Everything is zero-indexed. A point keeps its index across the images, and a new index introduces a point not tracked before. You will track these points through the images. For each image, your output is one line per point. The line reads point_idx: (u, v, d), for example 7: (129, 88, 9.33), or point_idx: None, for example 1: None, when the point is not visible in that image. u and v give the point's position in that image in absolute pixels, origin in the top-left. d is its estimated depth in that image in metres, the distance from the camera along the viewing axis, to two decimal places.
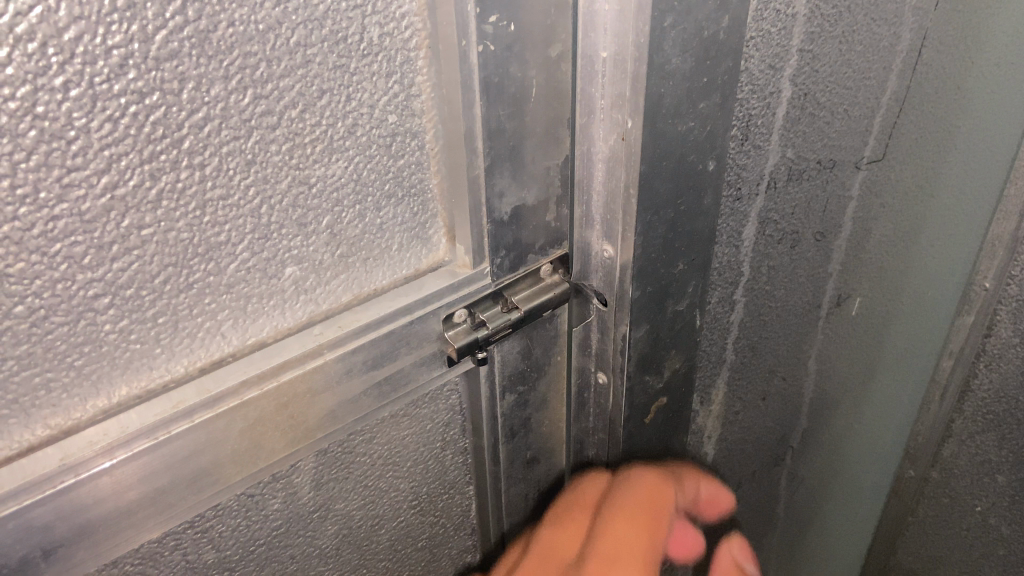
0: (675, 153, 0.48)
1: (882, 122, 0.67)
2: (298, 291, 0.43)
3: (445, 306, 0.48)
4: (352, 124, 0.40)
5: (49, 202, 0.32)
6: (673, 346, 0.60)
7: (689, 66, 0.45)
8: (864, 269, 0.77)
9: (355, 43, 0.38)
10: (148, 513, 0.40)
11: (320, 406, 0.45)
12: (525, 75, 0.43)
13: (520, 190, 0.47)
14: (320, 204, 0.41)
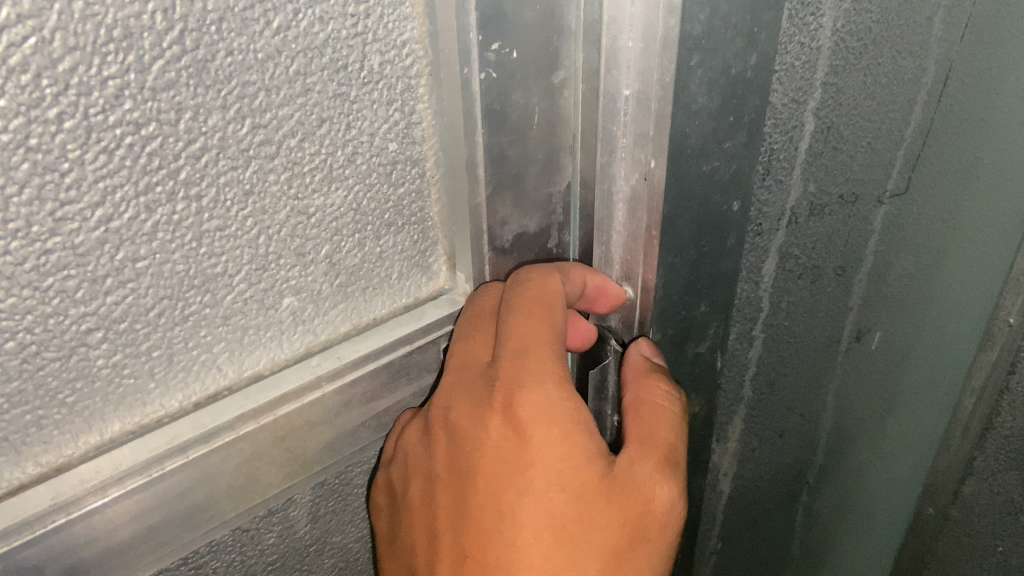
0: (699, 194, 0.46)
1: (906, 155, 0.65)
2: (296, 322, 0.43)
3: (441, 334, 0.50)
4: (352, 152, 0.39)
5: (42, 236, 0.31)
6: (694, 389, 0.57)
7: (716, 104, 0.43)
8: (885, 303, 0.75)
9: (355, 71, 0.37)
10: (142, 550, 0.40)
11: (317, 438, 0.45)
12: (531, 102, 0.42)
13: (522, 217, 0.47)
14: (318, 233, 0.41)
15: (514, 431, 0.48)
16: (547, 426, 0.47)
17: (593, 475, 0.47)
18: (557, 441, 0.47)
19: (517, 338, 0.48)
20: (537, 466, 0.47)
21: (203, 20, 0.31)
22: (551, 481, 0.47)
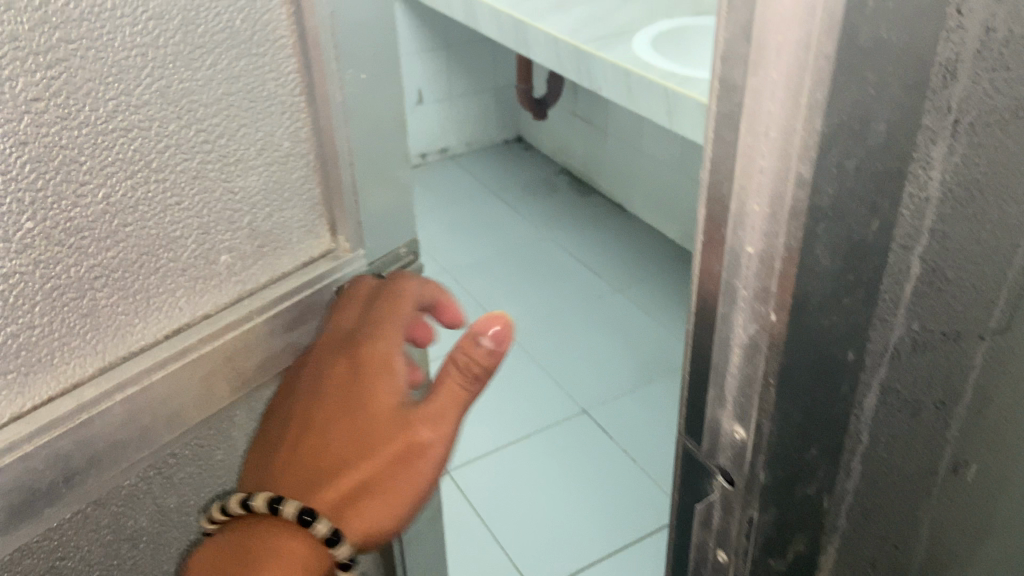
0: (816, 346, 0.47)
1: (1008, 294, 0.66)
2: (229, 273, 0.58)
3: (334, 282, 0.64)
4: (261, 149, 0.56)
5: (67, 207, 0.46)
6: (799, 529, 0.57)
7: (839, 266, 0.45)
8: (983, 436, 0.74)
9: (261, 92, 0.55)
10: (136, 445, 0.52)
11: (254, 361, 0.59)
12: (373, 105, 0.63)
13: (377, 190, 0.66)
14: (241, 206, 0.57)
15: (354, 375, 0.64)
16: (377, 382, 0.64)
17: (389, 422, 0.64)
18: (379, 391, 0.64)
19: (376, 319, 0.64)
20: (362, 403, 0.64)
21: (164, 58, 0.48)
22: (364, 416, 0.64)
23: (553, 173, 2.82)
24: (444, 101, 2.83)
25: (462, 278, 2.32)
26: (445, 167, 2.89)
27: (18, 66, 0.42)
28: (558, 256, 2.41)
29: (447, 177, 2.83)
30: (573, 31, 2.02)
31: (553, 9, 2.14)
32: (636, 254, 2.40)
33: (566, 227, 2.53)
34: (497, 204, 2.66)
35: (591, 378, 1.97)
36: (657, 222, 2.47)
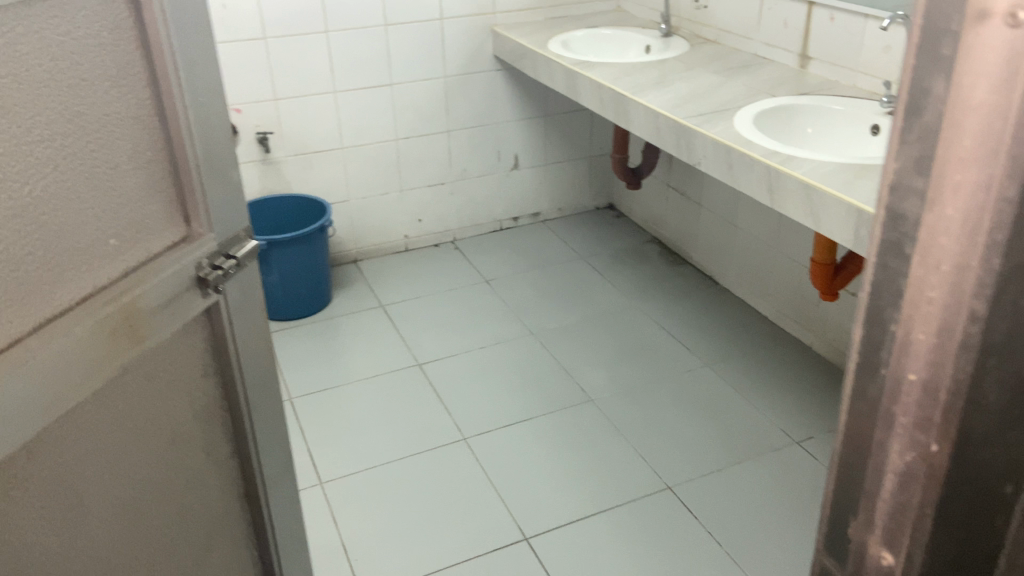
0: (979, 480, 0.45)
1: None
2: (119, 251, 0.72)
3: (187, 255, 0.78)
4: (135, 156, 0.71)
5: (28, 196, 0.62)
6: None
7: (1006, 400, 0.43)
8: None
9: (134, 110, 0.70)
10: (65, 375, 0.65)
11: (141, 321, 0.73)
12: (208, 117, 0.78)
13: (217, 184, 0.81)
14: (126, 198, 0.71)
15: None
16: None
17: None
18: None
19: None
20: None
21: (72, 84, 0.64)
22: None
23: (644, 242, 2.83)
24: (539, 166, 2.90)
25: (548, 342, 2.34)
26: (536, 230, 2.95)
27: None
28: (646, 325, 2.40)
29: (538, 240, 2.88)
30: (674, 107, 2.03)
31: (655, 84, 2.16)
32: (726, 328, 2.37)
33: (656, 296, 2.53)
34: (586, 269, 2.68)
35: (675, 454, 1.94)
36: (750, 297, 2.45)
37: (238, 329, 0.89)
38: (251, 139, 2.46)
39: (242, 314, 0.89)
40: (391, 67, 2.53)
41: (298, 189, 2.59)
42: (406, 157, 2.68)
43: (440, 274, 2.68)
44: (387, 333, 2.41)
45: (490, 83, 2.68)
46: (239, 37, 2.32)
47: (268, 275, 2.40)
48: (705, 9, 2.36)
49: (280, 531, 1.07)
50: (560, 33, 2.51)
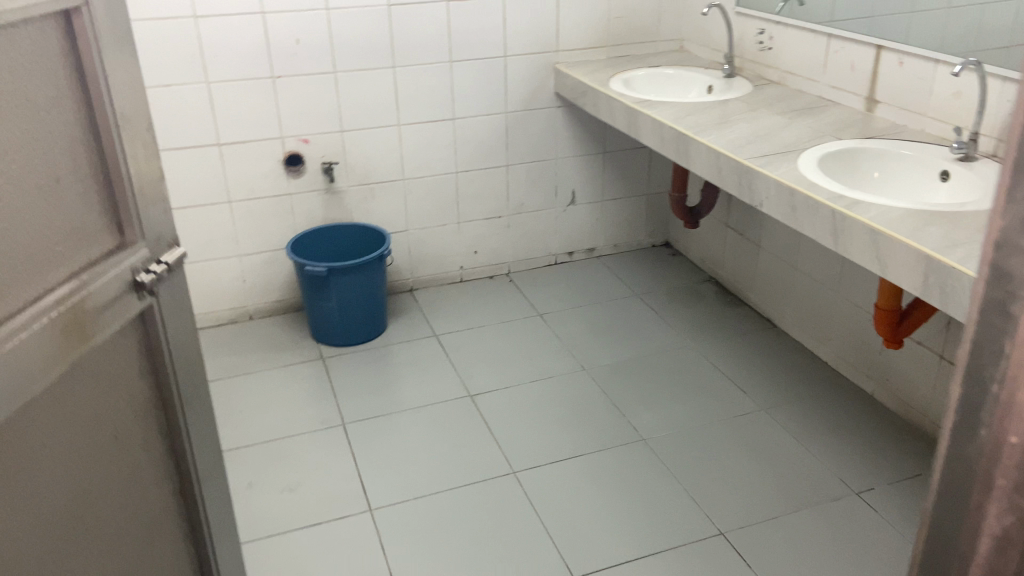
0: None
1: None
2: (75, 254, 0.86)
3: (126, 260, 0.92)
4: (81, 169, 0.86)
5: (10, 197, 0.76)
6: None
7: None
8: None
9: (79, 131, 0.85)
10: (48, 351, 0.79)
11: (94, 317, 0.86)
12: (141, 141, 0.94)
13: (149, 199, 0.97)
14: (77, 205, 0.86)
15: None
16: None
17: None
18: None
19: None
20: None
21: (35, 105, 0.78)
22: None
23: (701, 282, 2.81)
24: (597, 203, 2.91)
25: (602, 378, 2.33)
26: (592, 266, 2.95)
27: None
28: (701, 366, 2.37)
29: (593, 275, 2.88)
30: (737, 148, 2.02)
31: (718, 124, 2.16)
32: (784, 372, 2.32)
33: (710, 336, 2.50)
34: (641, 307, 2.67)
35: (728, 498, 1.90)
36: (810, 341, 2.40)
37: (171, 334, 1.03)
38: (317, 168, 2.53)
39: (173, 318, 1.04)
40: (454, 102, 2.58)
41: (360, 218, 2.65)
42: (465, 190, 2.72)
43: (495, 307, 2.70)
44: (440, 363, 2.42)
45: (551, 120, 2.72)
46: (310, 71, 2.40)
47: (326, 301, 2.44)
48: (769, 50, 2.36)
49: (216, 525, 1.19)
50: (622, 72, 2.54)
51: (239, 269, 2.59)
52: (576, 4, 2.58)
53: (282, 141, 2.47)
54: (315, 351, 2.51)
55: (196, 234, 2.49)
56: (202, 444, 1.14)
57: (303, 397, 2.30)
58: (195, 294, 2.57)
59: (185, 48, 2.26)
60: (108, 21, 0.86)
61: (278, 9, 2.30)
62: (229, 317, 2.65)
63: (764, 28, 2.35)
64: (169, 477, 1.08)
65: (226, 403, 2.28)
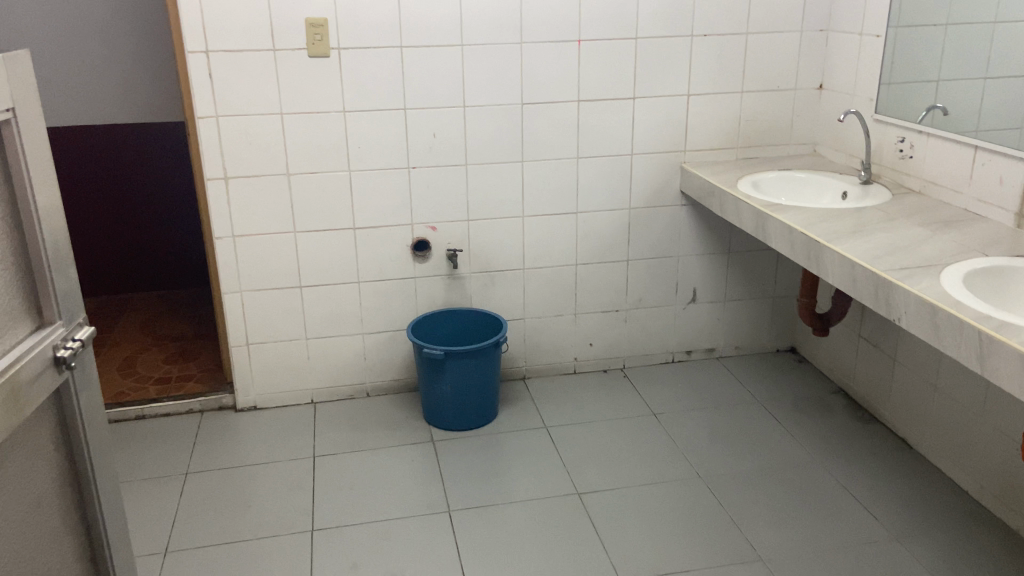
0: None
1: None
2: (12, 337, 1.07)
3: (53, 336, 1.14)
4: (15, 261, 1.09)
5: None
6: None
7: None
8: None
9: (15, 228, 1.09)
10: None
11: (28, 397, 1.06)
12: (58, 234, 1.17)
13: (67, 279, 1.19)
14: (13, 291, 1.08)
15: None
16: None
17: None
18: None
19: None
20: None
21: None
22: None
23: (829, 393, 2.68)
24: (718, 302, 2.85)
25: (717, 488, 2.23)
26: (710, 366, 2.88)
27: None
28: (827, 485, 2.23)
29: (711, 377, 2.80)
30: (874, 258, 1.92)
31: (852, 233, 2.07)
32: (920, 499, 2.15)
33: (836, 453, 2.36)
34: (763, 415, 2.57)
35: None
36: (949, 468, 2.22)
37: (83, 411, 1.22)
38: (441, 254, 2.62)
39: (83, 394, 1.23)
40: (578, 196, 2.62)
41: (479, 304, 2.71)
42: (584, 282, 2.73)
43: (608, 402, 2.66)
44: (549, 456, 2.40)
45: (675, 217, 2.71)
46: (443, 163, 2.51)
47: (440, 384, 2.48)
48: (910, 158, 2.27)
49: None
50: (751, 174, 2.52)
51: (362, 347, 2.69)
52: (706, 106, 2.60)
53: (411, 227, 2.57)
54: (426, 433, 2.54)
55: (325, 311, 2.61)
56: (111, 511, 1.31)
57: (412, 480, 2.31)
58: (319, 368, 2.68)
59: (330, 139, 2.42)
60: (27, 129, 1.08)
61: (419, 106, 2.44)
62: (349, 393, 2.74)
63: (904, 135, 2.28)
64: (78, 541, 1.25)
65: (338, 478, 2.33)
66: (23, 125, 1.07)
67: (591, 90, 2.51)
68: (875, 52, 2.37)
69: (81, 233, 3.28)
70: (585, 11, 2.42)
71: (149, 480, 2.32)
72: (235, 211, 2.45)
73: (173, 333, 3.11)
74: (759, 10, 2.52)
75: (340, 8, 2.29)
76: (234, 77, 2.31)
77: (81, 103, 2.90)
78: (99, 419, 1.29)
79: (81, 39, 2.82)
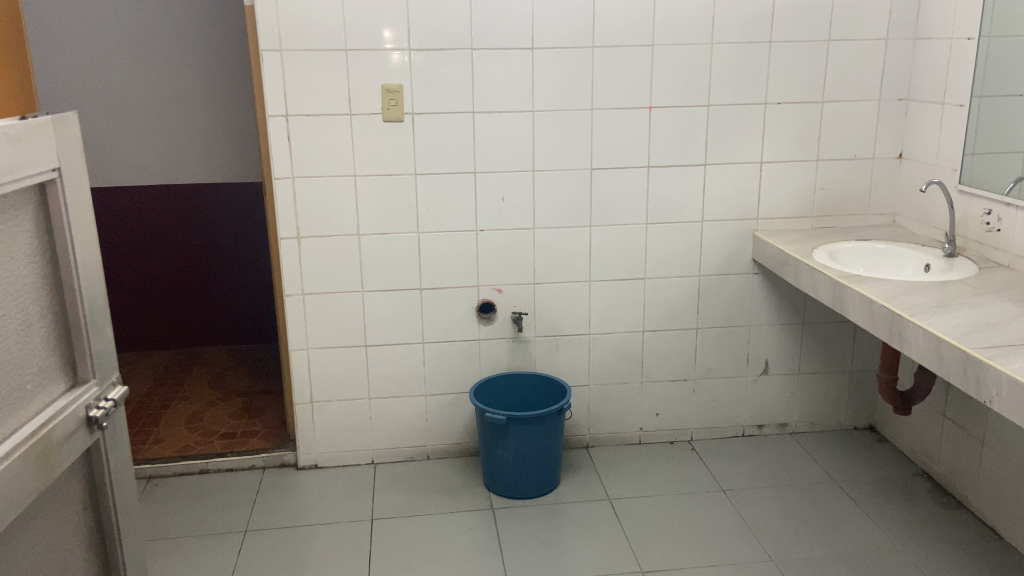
0: None
1: None
2: (50, 399, 1.20)
3: (87, 396, 1.26)
4: (56, 327, 1.23)
5: (14, 353, 1.12)
6: None
7: None
8: None
9: (59, 298, 1.23)
10: (33, 476, 1.10)
11: (61, 453, 1.18)
12: (98, 303, 1.30)
13: (105, 344, 1.32)
14: (53, 353, 1.22)
15: None
16: None
17: None
18: None
19: None
20: None
21: (30, 281, 1.16)
22: None
23: (910, 476, 2.54)
24: (791, 374, 2.76)
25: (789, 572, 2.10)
26: (782, 442, 2.76)
27: (9, 284, 1.11)
28: None
29: (783, 454, 2.69)
30: (961, 334, 1.80)
31: (937, 307, 1.96)
32: None
33: (921, 542, 2.21)
34: (840, 497, 2.44)
35: None
36: None
37: (113, 465, 1.34)
38: (506, 317, 2.60)
39: (114, 452, 1.35)
40: (647, 262, 2.59)
41: (544, 369, 2.67)
42: (650, 350, 2.68)
43: (674, 477, 2.57)
44: (612, 530, 2.31)
45: (746, 286, 2.65)
46: (511, 227, 2.52)
47: (502, 451, 2.43)
48: (997, 232, 2.18)
49: None
50: (827, 244, 2.46)
51: (424, 408, 2.67)
52: (779, 174, 2.56)
53: (477, 289, 2.57)
54: (486, 500, 2.48)
55: (389, 371, 2.61)
56: (131, 563, 1.41)
57: (469, 549, 2.25)
58: (380, 429, 2.67)
59: (399, 201, 2.46)
60: (72, 200, 1.22)
61: (489, 171, 2.46)
62: (409, 455, 2.71)
63: (990, 208, 2.19)
64: None
65: (394, 543, 2.28)
66: (67, 191, 1.21)
67: (661, 156, 2.50)
68: (958, 122, 2.30)
69: (157, 288, 3.38)
70: (657, 79, 2.43)
71: (208, 536, 2.31)
72: (306, 270, 2.48)
73: (240, 388, 3.16)
74: (835, 78, 2.49)
75: (416, 75, 2.35)
76: (311, 140, 2.38)
77: (167, 162, 3.02)
78: (127, 480, 1.40)
79: (175, 100, 2.95)
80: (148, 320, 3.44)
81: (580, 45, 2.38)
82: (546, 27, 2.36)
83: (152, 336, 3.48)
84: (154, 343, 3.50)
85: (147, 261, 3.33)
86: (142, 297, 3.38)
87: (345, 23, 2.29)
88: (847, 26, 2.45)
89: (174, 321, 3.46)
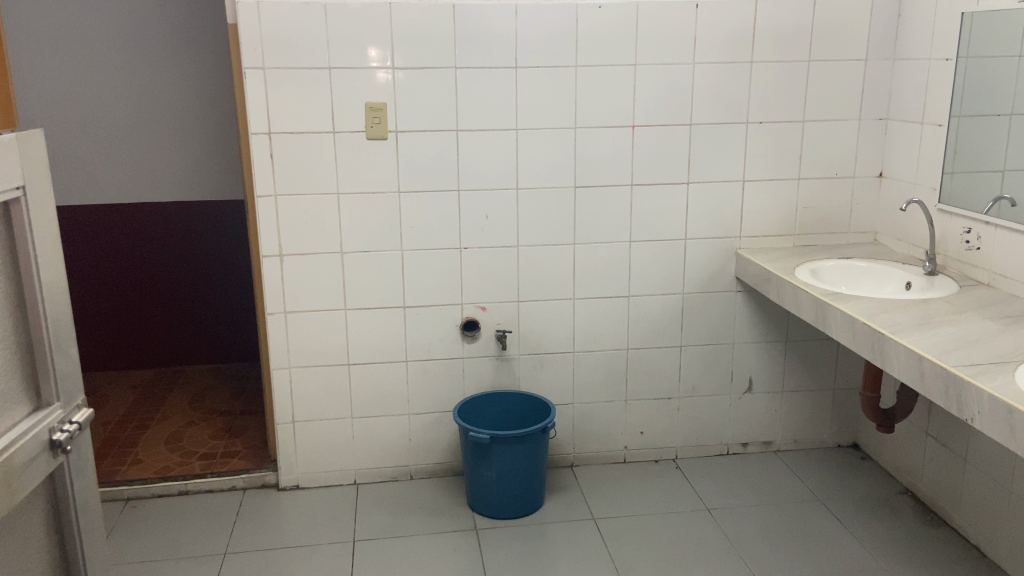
0: None
1: None
2: (13, 423, 1.18)
3: (50, 418, 1.24)
4: (21, 350, 1.22)
5: None
6: None
7: None
8: None
9: (26, 321, 1.22)
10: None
11: (23, 479, 1.16)
12: (67, 327, 1.29)
13: (72, 370, 1.31)
14: (15, 376, 1.20)
15: None
16: None
17: None
18: None
19: None
20: None
21: None
22: None
23: (894, 494, 2.54)
24: (775, 393, 2.76)
25: None
26: (767, 461, 2.76)
27: None
28: None
29: (768, 472, 2.69)
30: (942, 352, 1.81)
31: (918, 325, 1.97)
32: None
33: (905, 560, 2.20)
34: (824, 516, 2.43)
35: None
36: None
37: (76, 488, 1.31)
38: (490, 335, 2.59)
39: (78, 475, 1.32)
40: (630, 280, 2.59)
41: (527, 388, 2.66)
42: (634, 368, 2.68)
43: (659, 496, 2.56)
44: (596, 549, 2.29)
45: (729, 304, 2.66)
46: (494, 244, 2.51)
47: (484, 470, 2.41)
48: (977, 250, 2.19)
49: None
50: (810, 262, 2.47)
51: (408, 428, 2.65)
52: (761, 193, 2.57)
53: (461, 307, 2.56)
54: (469, 520, 2.46)
55: (372, 390, 2.59)
56: None
57: (452, 569, 2.22)
58: (364, 448, 2.64)
59: (383, 219, 2.45)
60: (37, 218, 1.21)
61: (473, 188, 2.46)
62: (393, 475, 2.68)
63: (970, 227, 2.21)
64: None
65: (376, 564, 2.25)
66: (33, 211, 1.19)
67: (645, 174, 2.51)
68: (937, 142, 2.33)
69: (135, 308, 3.34)
70: (641, 98, 2.45)
71: (186, 559, 2.27)
72: (288, 288, 2.47)
73: (221, 408, 3.13)
74: (815, 98, 2.52)
75: (400, 93, 2.35)
76: (295, 158, 2.37)
77: (137, 180, 3.01)
78: (93, 504, 1.38)
79: (145, 115, 2.93)
80: (126, 339, 3.40)
81: (563, 65, 2.39)
82: (530, 47, 2.37)
83: (131, 356, 3.44)
84: (132, 362, 3.46)
85: (124, 281, 3.30)
86: (119, 316, 3.35)
87: (328, 41, 2.29)
88: (828, 47, 2.48)
89: (152, 341, 3.43)
